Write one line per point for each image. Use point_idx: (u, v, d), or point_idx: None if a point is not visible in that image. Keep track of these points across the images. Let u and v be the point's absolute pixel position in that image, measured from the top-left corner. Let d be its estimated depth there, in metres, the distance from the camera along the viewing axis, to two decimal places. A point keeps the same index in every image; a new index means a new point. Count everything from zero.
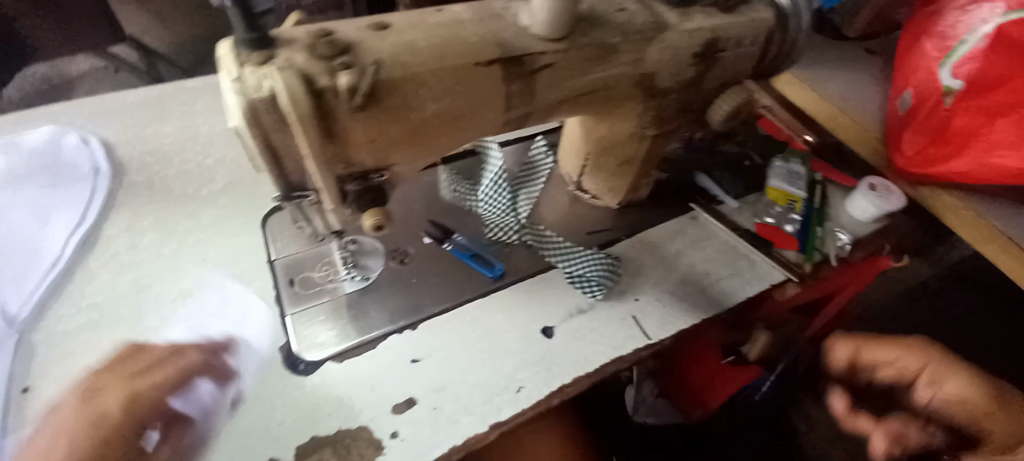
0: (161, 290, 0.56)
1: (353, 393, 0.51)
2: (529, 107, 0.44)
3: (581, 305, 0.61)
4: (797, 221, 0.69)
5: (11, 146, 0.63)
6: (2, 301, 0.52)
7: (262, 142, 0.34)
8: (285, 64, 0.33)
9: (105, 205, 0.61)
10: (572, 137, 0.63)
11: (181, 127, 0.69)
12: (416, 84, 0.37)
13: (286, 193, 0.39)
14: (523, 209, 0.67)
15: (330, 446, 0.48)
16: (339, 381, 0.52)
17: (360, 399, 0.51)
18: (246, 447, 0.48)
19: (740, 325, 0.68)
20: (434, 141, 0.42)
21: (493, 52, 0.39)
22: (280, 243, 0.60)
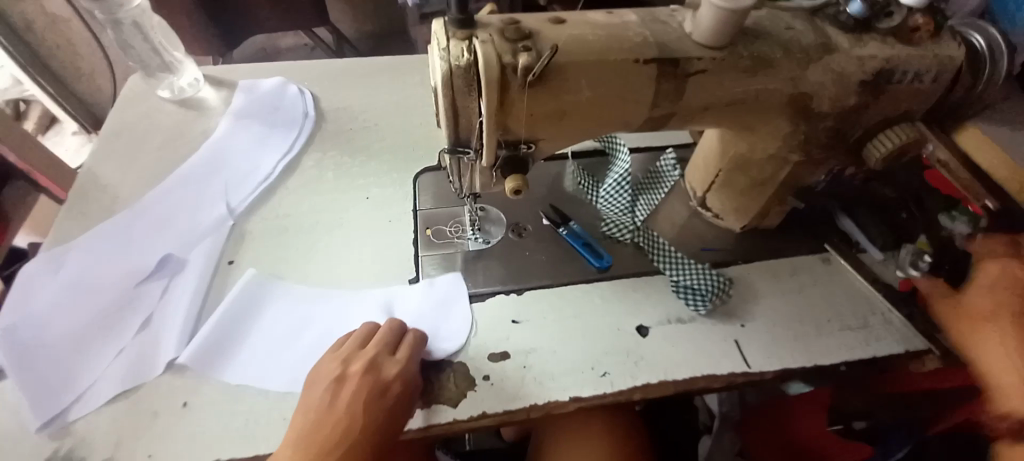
0: (330, 216, 0.68)
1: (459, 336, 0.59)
2: (674, 108, 0.47)
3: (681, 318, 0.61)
4: None
5: (253, 89, 0.83)
6: (230, 196, 0.69)
7: (449, 100, 0.42)
8: (482, 41, 0.41)
9: (305, 142, 0.76)
10: (704, 153, 0.64)
11: (367, 93, 0.84)
12: (578, 72, 0.43)
13: (453, 148, 0.47)
14: (640, 213, 0.70)
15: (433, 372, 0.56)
16: (449, 322, 0.60)
17: (463, 343, 0.58)
18: None
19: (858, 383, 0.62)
20: (581, 126, 0.47)
21: (652, 51, 0.43)
22: (424, 198, 0.70)
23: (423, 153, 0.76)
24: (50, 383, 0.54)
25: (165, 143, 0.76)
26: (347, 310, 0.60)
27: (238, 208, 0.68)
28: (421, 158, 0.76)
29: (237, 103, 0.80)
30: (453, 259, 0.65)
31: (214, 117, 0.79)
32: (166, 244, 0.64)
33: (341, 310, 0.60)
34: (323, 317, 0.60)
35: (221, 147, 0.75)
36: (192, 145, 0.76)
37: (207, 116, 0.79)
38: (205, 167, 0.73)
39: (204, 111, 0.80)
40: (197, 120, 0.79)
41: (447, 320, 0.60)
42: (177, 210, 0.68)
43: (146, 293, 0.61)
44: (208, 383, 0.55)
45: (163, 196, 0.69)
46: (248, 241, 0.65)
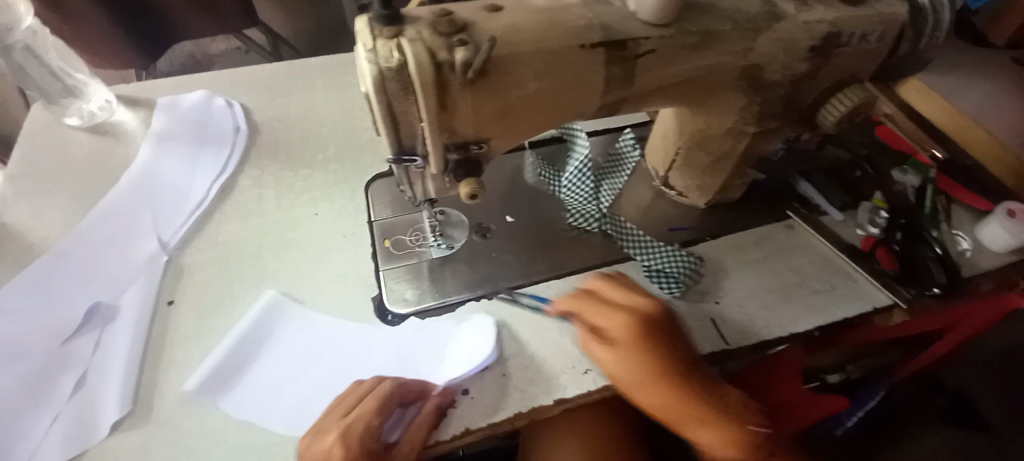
0: (278, 237, 0.63)
1: (434, 348, 0.56)
2: (627, 92, 0.45)
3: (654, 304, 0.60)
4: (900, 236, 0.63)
5: (175, 106, 0.75)
6: (162, 229, 0.63)
7: (383, 107, 0.39)
8: (412, 38, 0.37)
9: (241, 159, 0.70)
10: (662, 132, 0.62)
11: (304, 98, 0.78)
12: (522, 62, 0.39)
13: (397, 157, 0.43)
14: (605, 198, 0.68)
15: None
16: (419, 337, 0.57)
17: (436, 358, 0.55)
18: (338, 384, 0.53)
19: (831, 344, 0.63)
20: (532, 119, 0.44)
21: (597, 34, 0.40)
22: (379, 208, 0.66)
23: (372, 159, 0.71)
24: None
25: (80, 176, 0.68)
26: (307, 339, 0.56)
27: (172, 241, 0.62)
28: (371, 164, 0.71)
29: (159, 123, 0.73)
30: (415, 269, 0.61)
31: (135, 142, 0.72)
32: (94, 290, 0.58)
33: (300, 340, 0.56)
34: (331, 343, 0.56)
35: (146, 174, 0.68)
36: (112, 176, 0.68)
37: (125, 141, 0.72)
38: (130, 198, 0.65)
39: (122, 136, 0.72)
40: (114, 147, 0.71)
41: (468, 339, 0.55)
42: (103, 250, 0.61)
43: (76, 347, 0.55)
44: (160, 437, 0.50)
45: (83, 236, 0.62)
46: (187, 274, 0.60)
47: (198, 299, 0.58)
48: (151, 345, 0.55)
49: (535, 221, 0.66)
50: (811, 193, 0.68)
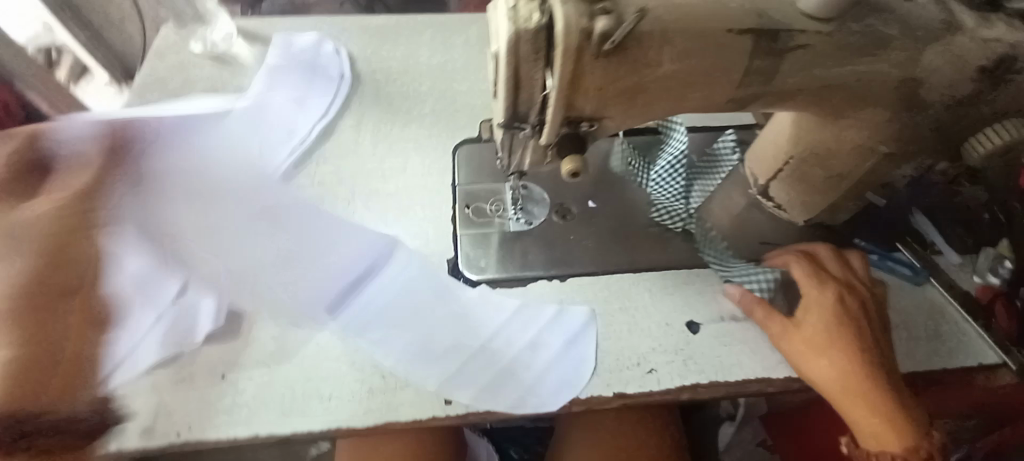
0: (366, 185, 0.65)
1: (507, 325, 0.56)
2: (763, 89, 0.42)
3: (731, 321, 0.57)
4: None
5: (288, 44, 0.78)
6: (265, 159, 0.66)
7: (511, 70, 0.38)
8: (558, 1, 0.35)
9: (342, 105, 0.72)
10: (770, 139, 0.57)
11: (406, 53, 0.78)
12: (663, 43, 0.37)
13: (509, 123, 0.42)
14: (694, 199, 0.65)
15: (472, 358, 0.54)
16: (492, 305, 0.57)
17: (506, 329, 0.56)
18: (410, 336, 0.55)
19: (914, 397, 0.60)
20: (654, 105, 0.42)
21: (749, 22, 0.37)
22: (464, 173, 0.66)
23: (464, 124, 0.71)
24: None
25: (196, 99, 0.73)
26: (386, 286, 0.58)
27: (273, 174, 0.65)
28: (462, 128, 0.71)
29: (272, 58, 0.76)
30: (490, 239, 0.61)
31: (248, 74, 0.75)
32: (201, 208, 0.62)
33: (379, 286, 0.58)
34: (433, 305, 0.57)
35: (255, 105, 0.71)
36: (225, 102, 0.72)
37: (240, 72, 0.76)
38: (239, 125, 0.69)
39: (237, 66, 0.76)
40: (229, 76, 0.75)
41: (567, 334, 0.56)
42: (212, 169, 0.65)
43: (184, 255, 0.59)
44: (244, 351, 0.54)
45: (194, 155, 0.66)
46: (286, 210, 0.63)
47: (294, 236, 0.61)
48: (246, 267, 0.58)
49: (618, 212, 0.64)
50: (929, 231, 0.61)
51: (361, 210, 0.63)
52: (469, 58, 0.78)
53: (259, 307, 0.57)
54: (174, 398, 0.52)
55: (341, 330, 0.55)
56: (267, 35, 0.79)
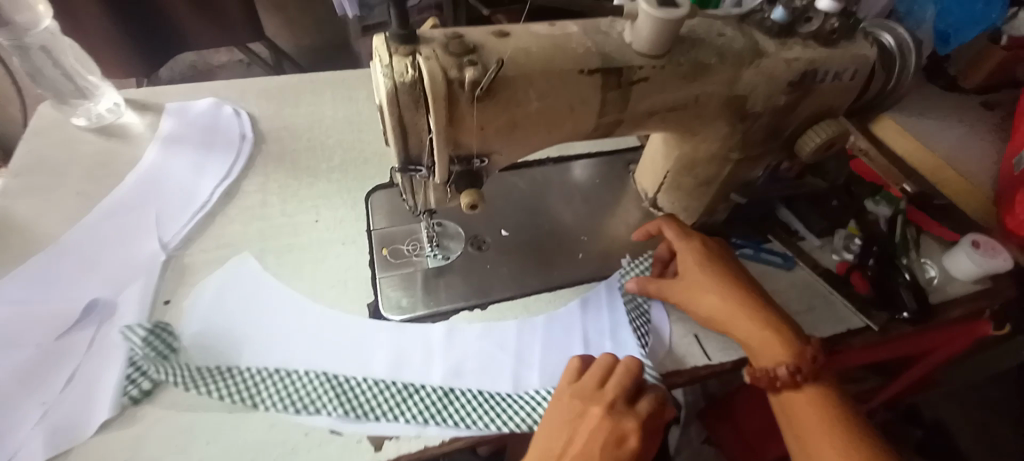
0: (274, 243, 0.65)
1: (405, 351, 0.57)
2: (622, 115, 0.48)
3: (643, 354, 0.58)
4: (866, 253, 0.65)
5: (184, 111, 0.77)
6: (163, 228, 0.64)
7: (396, 119, 0.41)
8: (433, 55, 0.40)
9: (246, 166, 0.72)
10: (652, 157, 0.67)
11: (309, 111, 0.80)
12: (523, 84, 0.43)
13: (404, 165, 0.46)
14: (596, 217, 0.71)
15: (376, 398, 0.52)
16: (402, 334, 0.58)
17: (413, 359, 0.56)
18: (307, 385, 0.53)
19: None
20: (533, 137, 0.47)
21: (595, 61, 0.44)
22: (380, 217, 0.68)
23: (375, 173, 0.74)
24: None
25: (86, 175, 0.69)
26: (289, 333, 0.57)
27: (172, 242, 0.62)
28: (373, 177, 0.73)
29: (167, 127, 0.74)
30: (413, 278, 0.63)
31: (143, 145, 0.73)
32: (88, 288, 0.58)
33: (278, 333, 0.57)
34: (336, 346, 0.57)
35: (151, 175, 0.69)
36: (115, 178, 0.69)
37: (134, 144, 0.73)
38: (135, 197, 0.66)
39: (131, 138, 0.73)
40: (121, 147, 0.72)
41: (486, 359, 0.57)
42: (105, 246, 0.62)
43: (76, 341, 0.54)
44: (151, 437, 0.50)
45: (85, 235, 0.62)
46: (223, 298, 0.59)
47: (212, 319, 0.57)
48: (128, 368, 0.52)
49: (522, 236, 0.67)
50: (794, 222, 0.70)
51: (274, 265, 0.63)
52: (373, 111, 0.81)
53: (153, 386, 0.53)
54: None
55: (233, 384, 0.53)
56: (161, 104, 0.78)
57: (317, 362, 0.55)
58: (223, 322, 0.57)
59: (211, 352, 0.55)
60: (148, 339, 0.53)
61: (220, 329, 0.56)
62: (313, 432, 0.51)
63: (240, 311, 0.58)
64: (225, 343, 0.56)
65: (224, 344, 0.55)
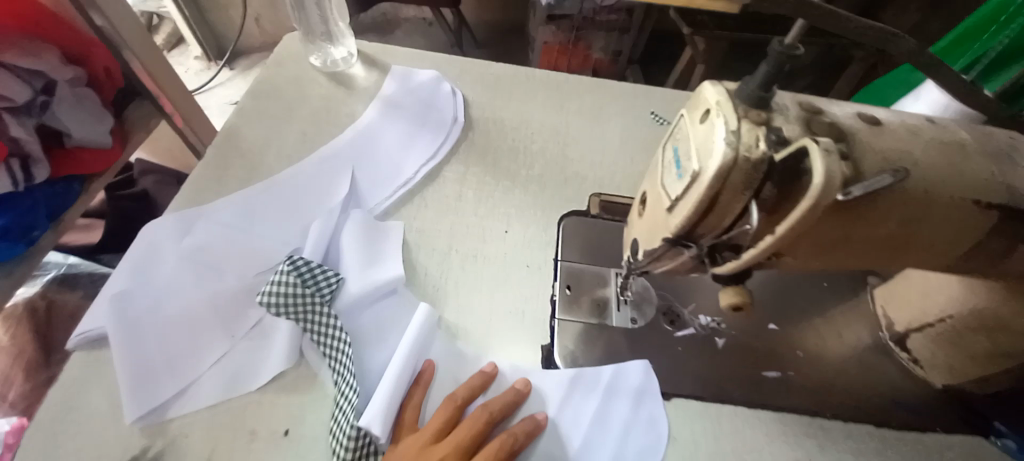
0: (462, 242, 0.61)
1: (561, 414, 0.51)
2: (984, 266, 0.36)
3: None
4: None
5: (406, 76, 0.76)
6: (370, 194, 0.63)
7: (710, 195, 0.33)
8: (824, 149, 0.30)
9: (450, 150, 0.70)
10: (934, 288, 0.52)
11: (521, 108, 0.76)
12: (895, 201, 0.32)
13: (676, 239, 0.38)
14: (816, 330, 0.58)
15: None
16: (568, 394, 0.52)
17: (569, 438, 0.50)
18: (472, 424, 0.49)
19: None
20: (850, 257, 0.37)
21: (1000, 196, 0.32)
22: (568, 247, 0.61)
23: (574, 195, 0.68)
24: (159, 363, 0.48)
25: (310, 116, 0.70)
26: (459, 351, 0.53)
27: (375, 209, 0.62)
28: (567, 199, 0.67)
29: (389, 89, 0.74)
30: (586, 330, 0.56)
31: (364, 100, 0.73)
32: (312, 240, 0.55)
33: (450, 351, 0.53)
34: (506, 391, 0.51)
35: (366, 134, 0.69)
36: (334, 128, 0.70)
37: (358, 97, 0.74)
38: (350, 152, 0.67)
39: (355, 91, 0.75)
40: (345, 97, 0.73)
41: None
42: (317, 196, 0.62)
43: None
44: (318, 414, 0.48)
45: (299, 176, 0.63)
46: (381, 295, 0.55)
47: (362, 309, 0.53)
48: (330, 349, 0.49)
49: (732, 329, 0.56)
50: None
51: (458, 266, 0.60)
52: (583, 125, 0.75)
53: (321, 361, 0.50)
54: (230, 454, 0.45)
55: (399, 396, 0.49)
56: (388, 64, 0.78)
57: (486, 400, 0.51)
58: (381, 317, 0.54)
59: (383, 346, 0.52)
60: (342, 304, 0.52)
61: (386, 323, 0.54)
62: None
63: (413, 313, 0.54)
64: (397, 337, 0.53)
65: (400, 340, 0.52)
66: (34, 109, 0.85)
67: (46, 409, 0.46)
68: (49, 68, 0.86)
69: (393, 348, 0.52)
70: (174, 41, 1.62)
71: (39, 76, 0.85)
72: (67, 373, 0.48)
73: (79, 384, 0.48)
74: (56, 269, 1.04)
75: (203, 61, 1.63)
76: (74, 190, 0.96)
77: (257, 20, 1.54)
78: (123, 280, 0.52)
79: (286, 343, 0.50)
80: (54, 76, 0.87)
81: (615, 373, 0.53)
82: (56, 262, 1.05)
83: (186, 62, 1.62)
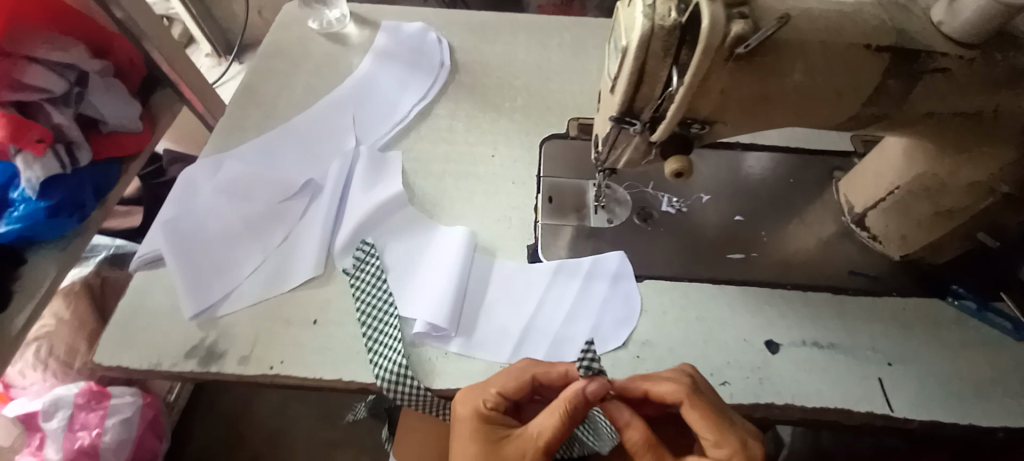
0: (454, 167, 0.69)
1: (546, 298, 0.58)
2: (891, 110, 0.42)
3: (803, 379, 0.54)
4: None
5: (396, 30, 0.83)
6: (372, 131, 0.71)
7: (638, 64, 0.39)
8: (711, 2, 0.36)
9: (440, 91, 0.77)
10: (883, 162, 0.57)
11: (504, 51, 0.82)
12: (793, 51, 0.38)
13: (620, 116, 0.44)
14: (778, 219, 0.64)
15: (520, 342, 0.55)
16: (551, 281, 0.59)
17: (553, 316, 0.57)
18: (468, 309, 0.57)
19: (986, 445, 0.58)
20: (771, 116, 0.43)
21: (889, 38, 0.38)
22: (549, 165, 0.67)
23: (555, 122, 0.74)
24: (207, 272, 0.57)
25: (313, 72, 0.78)
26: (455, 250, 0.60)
27: (375, 144, 0.69)
28: (549, 126, 0.73)
29: (382, 42, 0.81)
30: (567, 231, 0.62)
31: (359, 54, 0.81)
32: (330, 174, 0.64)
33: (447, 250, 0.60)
34: (496, 282, 0.59)
35: (365, 82, 0.76)
36: (335, 80, 0.77)
37: (354, 52, 0.81)
38: (351, 97, 0.74)
39: (351, 47, 0.82)
40: (342, 53, 0.81)
41: (615, 331, 0.56)
42: (325, 137, 0.69)
43: (311, 215, 0.62)
44: (339, 305, 0.56)
45: (310, 121, 0.71)
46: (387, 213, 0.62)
47: (372, 225, 0.61)
48: (360, 257, 0.58)
49: (701, 220, 0.63)
50: None
51: (453, 186, 0.67)
52: (561, 62, 0.80)
53: (339, 265, 0.58)
54: (271, 337, 0.54)
55: (409, 293, 0.57)
56: (378, 21, 0.85)
57: (480, 290, 0.58)
58: (387, 228, 0.61)
59: (393, 253, 0.60)
60: (359, 222, 0.60)
61: (393, 232, 0.61)
62: (470, 350, 0.54)
63: (429, 230, 0.62)
64: (407, 242, 0.61)
65: (406, 246, 0.60)
66: (71, 99, 0.87)
67: (119, 315, 0.56)
68: (78, 61, 0.88)
69: (400, 252, 0.60)
70: (185, 41, 1.73)
71: (70, 69, 0.88)
72: (132, 287, 0.58)
73: (143, 295, 0.57)
74: (106, 250, 1.09)
75: (214, 57, 1.73)
76: (113, 171, 0.96)
77: (260, 13, 1.60)
78: (170, 211, 0.61)
79: (309, 253, 0.59)
80: (84, 67, 0.89)
81: (594, 263, 0.60)
82: (104, 244, 1.10)
83: (198, 60, 1.72)
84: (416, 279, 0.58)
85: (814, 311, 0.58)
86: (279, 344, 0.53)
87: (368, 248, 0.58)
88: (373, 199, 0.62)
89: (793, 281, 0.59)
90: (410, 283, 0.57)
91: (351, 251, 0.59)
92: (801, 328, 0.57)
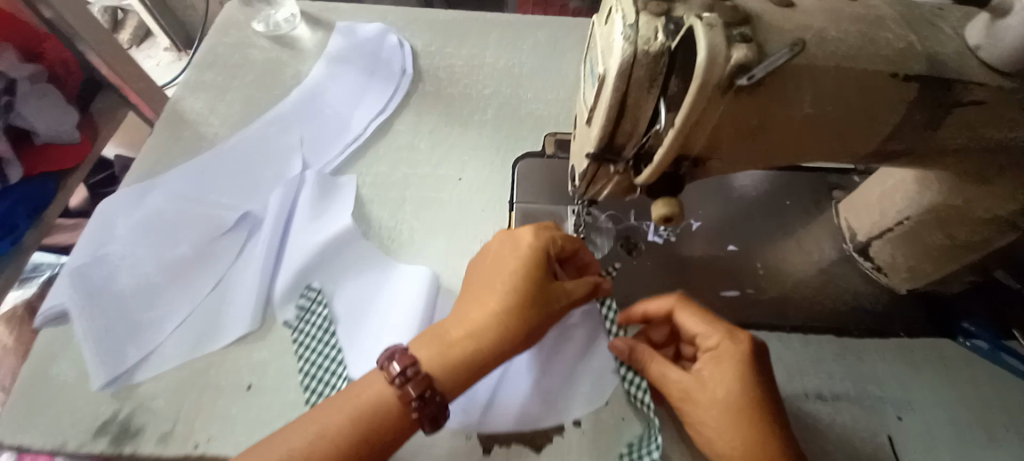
0: (417, 191, 0.61)
1: None
2: (915, 145, 0.35)
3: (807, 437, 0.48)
4: None
5: (351, 31, 0.74)
6: (321, 152, 0.62)
7: (618, 97, 0.32)
8: (707, 26, 0.29)
9: (402, 102, 0.68)
10: (892, 187, 0.51)
11: (474, 54, 0.73)
12: (805, 82, 0.31)
13: (599, 153, 0.37)
14: (775, 247, 0.58)
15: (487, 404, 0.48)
16: None
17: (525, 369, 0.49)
18: None
19: None
20: (775, 152, 0.36)
21: (918, 65, 0.31)
22: (522, 187, 0.60)
23: (530, 138, 0.66)
24: (127, 328, 0.50)
25: (257, 81, 0.69)
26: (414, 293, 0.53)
27: (324, 168, 0.61)
28: (524, 142, 0.66)
29: (335, 46, 0.72)
30: None
31: (309, 60, 0.72)
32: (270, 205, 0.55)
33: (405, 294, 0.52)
34: None
35: (315, 92, 0.67)
36: (282, 91, 0.68)
37: (304, 58, 0.72)
38: (299, 111, 0.65)
39: (301, 52, 0.73)
40: (291, 59, 0.72)
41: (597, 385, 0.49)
42: (268, 158, 0.61)
43: (248, 255, 0.54)
44: (279, 365, 0.48)
45: (250, 140, 0.62)
46: (334, 251, 0.54)
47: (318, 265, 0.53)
48: (303, 306, 0.50)
49: (691, 252, 0.56)
50: None
51: (415, 214, 0.59)
52: (538, 67, 0.73)
53: (280, 316, 0.51)
54: (198, 407, 0.46)
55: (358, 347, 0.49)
56: (332, 21, 0.76)
57: None
58: (335, 268, 0.53)
59: (342, 298, 0.52)
60: (302, 264, 0.52)
61: (342, 274, 0.53)
62: None
63: (385, 269, 0.54)
64: (358, 284, 0.53)
65: (357, 289, 0.52)
66: None
67: (21, 383, 0.48)
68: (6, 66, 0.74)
69: (350, 297, 0.52)
70: (140, 35, 1.59)
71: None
72: (37, 348, 0.49)
73: (50, 358, 0.49)
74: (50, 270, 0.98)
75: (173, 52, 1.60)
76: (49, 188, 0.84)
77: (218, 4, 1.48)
78: (85, 253, 0.53)
79: (244, 302, 0.51)
80: (13, 74, 0.75)
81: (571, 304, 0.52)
82: (49, 263, 0.98)
83: (154, 56, 1.59)
84: (368, 329, 0.50)
85: (817, 355, 0.52)
86: (207, 415, 0.46)
87: (312, 296, 0.51)
88: (319, 236, 0.54)
89: (792, 321, 0.54)
90: (359, 335, 0.50)
91: (293, 299, 0.51)
92: (803, 376, 0.51)
